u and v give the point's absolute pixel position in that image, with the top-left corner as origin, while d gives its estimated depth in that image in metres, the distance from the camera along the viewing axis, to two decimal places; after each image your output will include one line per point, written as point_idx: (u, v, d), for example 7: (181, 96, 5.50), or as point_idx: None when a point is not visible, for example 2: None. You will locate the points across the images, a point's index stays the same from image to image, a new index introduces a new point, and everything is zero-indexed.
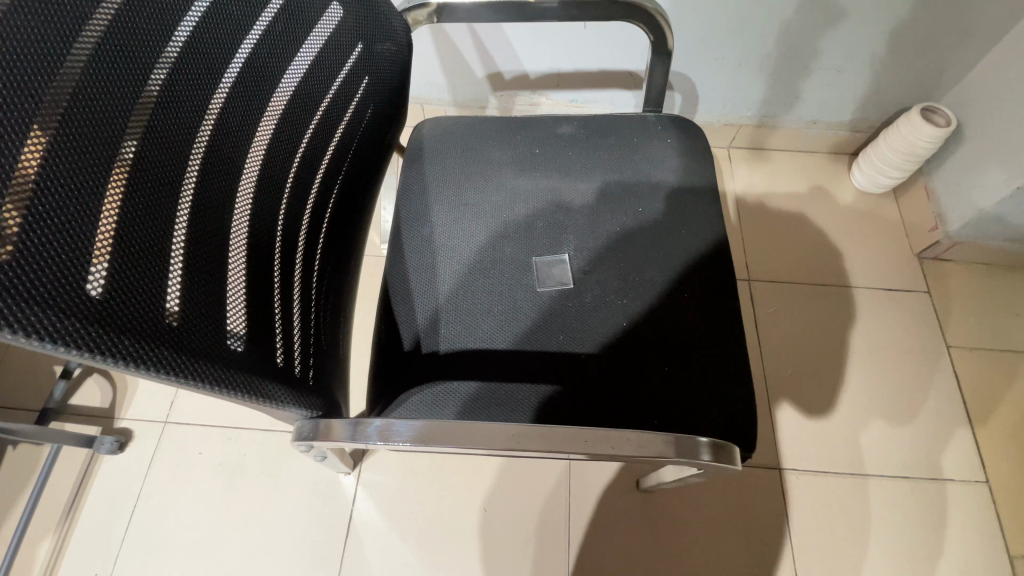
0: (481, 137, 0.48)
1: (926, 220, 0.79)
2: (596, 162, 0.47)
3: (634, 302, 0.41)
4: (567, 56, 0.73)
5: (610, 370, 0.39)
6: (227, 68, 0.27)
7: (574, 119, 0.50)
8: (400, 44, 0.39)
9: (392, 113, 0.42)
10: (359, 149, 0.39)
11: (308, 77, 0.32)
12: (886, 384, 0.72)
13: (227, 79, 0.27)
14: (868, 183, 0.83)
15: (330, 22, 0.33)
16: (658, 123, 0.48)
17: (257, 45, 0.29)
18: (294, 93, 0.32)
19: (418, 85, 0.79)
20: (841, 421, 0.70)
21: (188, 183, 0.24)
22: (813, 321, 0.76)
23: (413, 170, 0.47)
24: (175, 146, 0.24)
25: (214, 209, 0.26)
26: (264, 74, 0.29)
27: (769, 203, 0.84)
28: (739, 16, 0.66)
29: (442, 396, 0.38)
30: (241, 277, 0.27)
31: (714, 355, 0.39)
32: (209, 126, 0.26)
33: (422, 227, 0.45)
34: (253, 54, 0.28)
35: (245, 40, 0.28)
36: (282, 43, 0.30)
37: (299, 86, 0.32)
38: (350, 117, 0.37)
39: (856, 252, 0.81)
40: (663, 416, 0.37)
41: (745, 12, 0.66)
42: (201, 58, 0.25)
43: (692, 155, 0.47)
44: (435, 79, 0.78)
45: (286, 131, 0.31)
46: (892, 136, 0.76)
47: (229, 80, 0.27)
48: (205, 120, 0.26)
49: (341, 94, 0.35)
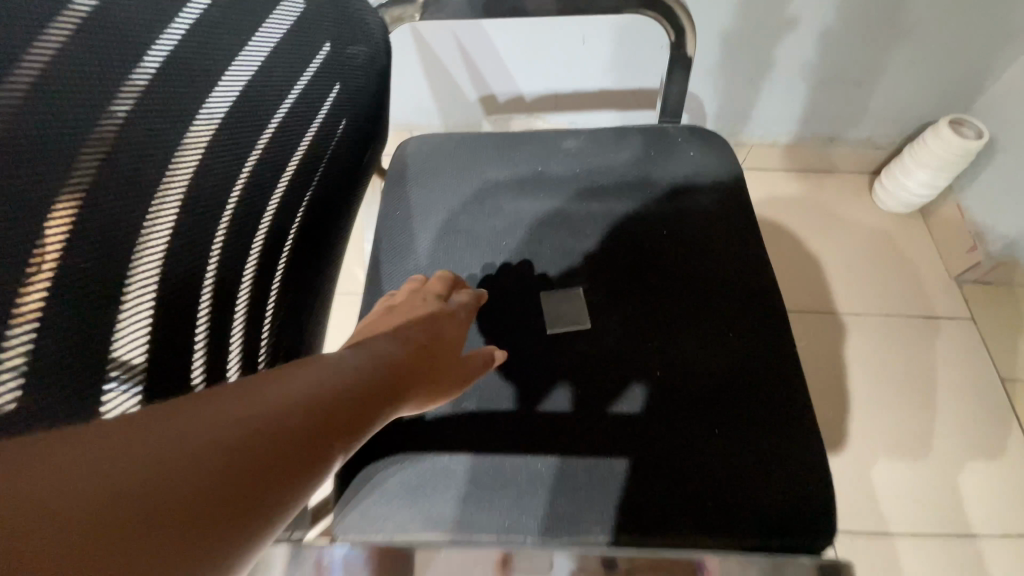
0: (472, 154, 0.42)
1: (964, 239, 0.72)
2: (608, 180, 0.41)
3: (666, 346, 0.35)
4: (566, 75, 0.68)
5: (644, 434, 0.32)
6: (145, 53, 0.20)
7: (580, 131, 0.43)
8: (375, 44, 0.33)
9: (374, 126, 0.36)
10: (335, 166, 0.32)
11: (264, 67, 0.25)
12: (939, 424, 0.64)
13: (145, 66, 0.20)
14: (894, 203, 0.76)
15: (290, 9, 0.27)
16: (679, 134, 0.42)
17: (192, 27, 0.22)
18: (244, 88, 0.24)
19: (405, 110, 0.74)
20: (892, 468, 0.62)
21: (62, 205, 0.17)
22: (850, 354, 0.68)
23: (396, 192, 0.41)
24: (44, 155, 0.16)
25: (102, 249, 0.18)
26: (199, 62, 0.22)
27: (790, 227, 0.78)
28: (753, 30, 0.61)
29: (432, 480, 0.32)
30: (138, 346, 0.20)
31: (766, 413, 0.33)
32: (113, 127, 0.19)
33: (405, 261, 0.38)
34: (185, 39, 0.21)
35: (173, 20, 0.21)
36: (225, 27, 0.23)
37: (252, 80, 0.25)
38: (321, 124, 0.30)
39: (891, 276, 0.73)
40: (715, 492, 0.31)
41: (759, 26, 0.60)
42: (101, 38, 0.18)
43: (719, 169, 0.41)
44: (424, 102, 0.72)
45: (240, 125, 0.24)
46: (920, 152, 0.69)
47: (149, 67, 0.20)
48: (107, 119, 0.18)
49: (309, 96, 0.28)
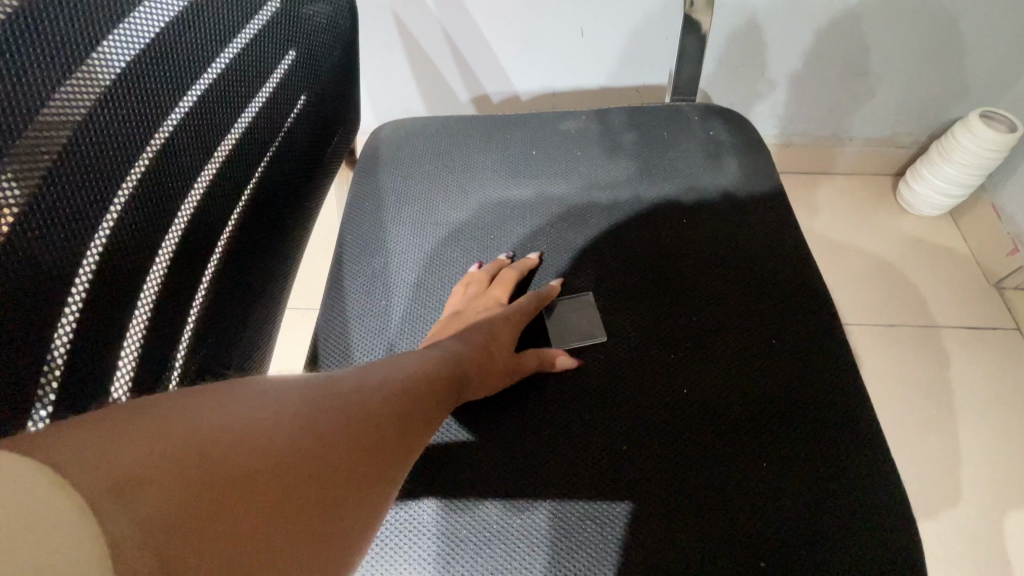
0: (460, 138, 0.38)
1: (1000, 243, 0.66)
2: (612, 166, 0.37)
3: (675, 358, 0.31)
4: (562, 72, 0.63)
5: (648, 463, 0.28)
6: None
7: (583, 113, 0.40)
8: (338, 9, 0.30)
9: (331, 103, 0.32)
10: (286, 144, 0.29)
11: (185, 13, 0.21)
12: (980, 449, 0.58)
13: None
14: (920, 205, 0.71)
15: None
16: (693, 113, 0.39)
17: None
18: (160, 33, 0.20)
19: (392, 113, 0.69)
20: (926, 498, 0.56)
21: None
22: (874, 373, 0.63)
23: (366, 181, 0.37)
24: None
25: None
26: None
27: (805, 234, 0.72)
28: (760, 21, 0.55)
29: (392, 531, 0.27)
30: None
31: (792, 436, 0.29)
32: None
33: (377, 255, 0.34)
34: None
35: None
36: None
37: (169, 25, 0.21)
38: (266, 97, 0.26)
39: (917, 286, 0.68)
40: (731, 531, 0.26)
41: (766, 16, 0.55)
42: None
43: (738, 153, 0.37)
44: (412, 104, 0.68)
45: (154, 68, 0.20)
46: (949, 150, 0.64)
47: None
48: None
49: (249, 59, 0.25)
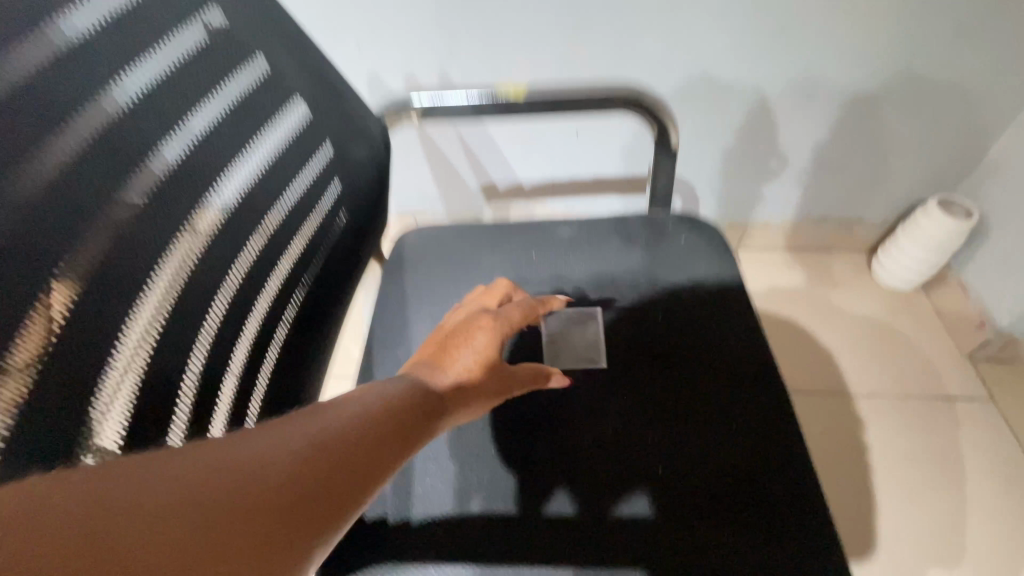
0: (471, 242, 0.45)
1: (972, 315, 0.72)
2: (601, 267, 0.43)
3: (662, 438, 0.36)
4: (561, 165, 0.71)
5: (642, 534, 0.32)
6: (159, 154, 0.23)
7: (574, 219, 0.46)
8: (373, 146, 0.38)
9: (370, 217, 0.39)
10: (331, 258, 0.35)
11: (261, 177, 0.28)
12: (969, 514, 0.60)
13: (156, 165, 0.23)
14: (894, 280, 0.77)
15: (184, 17, 0.25)
16: (670, 220, 0.46)
17: (202, 131, 0.25)
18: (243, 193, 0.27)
19: (409, 198, 0.77)
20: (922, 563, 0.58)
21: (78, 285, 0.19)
22: (863, 440, 0.66)
23: (392, 280, 0.43)
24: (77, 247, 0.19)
25: (94, 341, 0.20)
26: (204, 165, 0.25)
27: (790, 306, 0.78)
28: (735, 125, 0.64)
29: None
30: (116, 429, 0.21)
31: (766, 510, 0.33)
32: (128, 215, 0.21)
33: (400, 347, 0.39)
34: (196, 144, 0.25)
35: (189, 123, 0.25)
36: (230, 131, 0.27)
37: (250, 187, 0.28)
38: (317, 225, 0.33)
39: (899, 355, 0.72)
40: None
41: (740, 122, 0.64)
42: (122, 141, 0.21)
43: (710, 255, 0.44)
44: (426, 191, 0.76)
45: (238, 218, 0.27)
46: (911, 230, 0.71)
47: (160, 165, 0.23)
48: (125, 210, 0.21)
49: (305, 200, 0.32)
